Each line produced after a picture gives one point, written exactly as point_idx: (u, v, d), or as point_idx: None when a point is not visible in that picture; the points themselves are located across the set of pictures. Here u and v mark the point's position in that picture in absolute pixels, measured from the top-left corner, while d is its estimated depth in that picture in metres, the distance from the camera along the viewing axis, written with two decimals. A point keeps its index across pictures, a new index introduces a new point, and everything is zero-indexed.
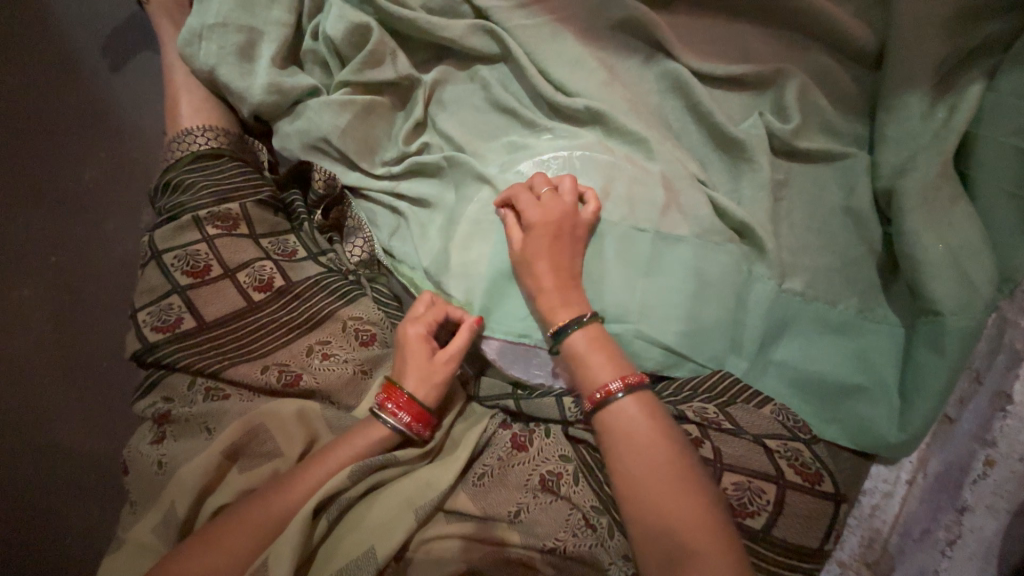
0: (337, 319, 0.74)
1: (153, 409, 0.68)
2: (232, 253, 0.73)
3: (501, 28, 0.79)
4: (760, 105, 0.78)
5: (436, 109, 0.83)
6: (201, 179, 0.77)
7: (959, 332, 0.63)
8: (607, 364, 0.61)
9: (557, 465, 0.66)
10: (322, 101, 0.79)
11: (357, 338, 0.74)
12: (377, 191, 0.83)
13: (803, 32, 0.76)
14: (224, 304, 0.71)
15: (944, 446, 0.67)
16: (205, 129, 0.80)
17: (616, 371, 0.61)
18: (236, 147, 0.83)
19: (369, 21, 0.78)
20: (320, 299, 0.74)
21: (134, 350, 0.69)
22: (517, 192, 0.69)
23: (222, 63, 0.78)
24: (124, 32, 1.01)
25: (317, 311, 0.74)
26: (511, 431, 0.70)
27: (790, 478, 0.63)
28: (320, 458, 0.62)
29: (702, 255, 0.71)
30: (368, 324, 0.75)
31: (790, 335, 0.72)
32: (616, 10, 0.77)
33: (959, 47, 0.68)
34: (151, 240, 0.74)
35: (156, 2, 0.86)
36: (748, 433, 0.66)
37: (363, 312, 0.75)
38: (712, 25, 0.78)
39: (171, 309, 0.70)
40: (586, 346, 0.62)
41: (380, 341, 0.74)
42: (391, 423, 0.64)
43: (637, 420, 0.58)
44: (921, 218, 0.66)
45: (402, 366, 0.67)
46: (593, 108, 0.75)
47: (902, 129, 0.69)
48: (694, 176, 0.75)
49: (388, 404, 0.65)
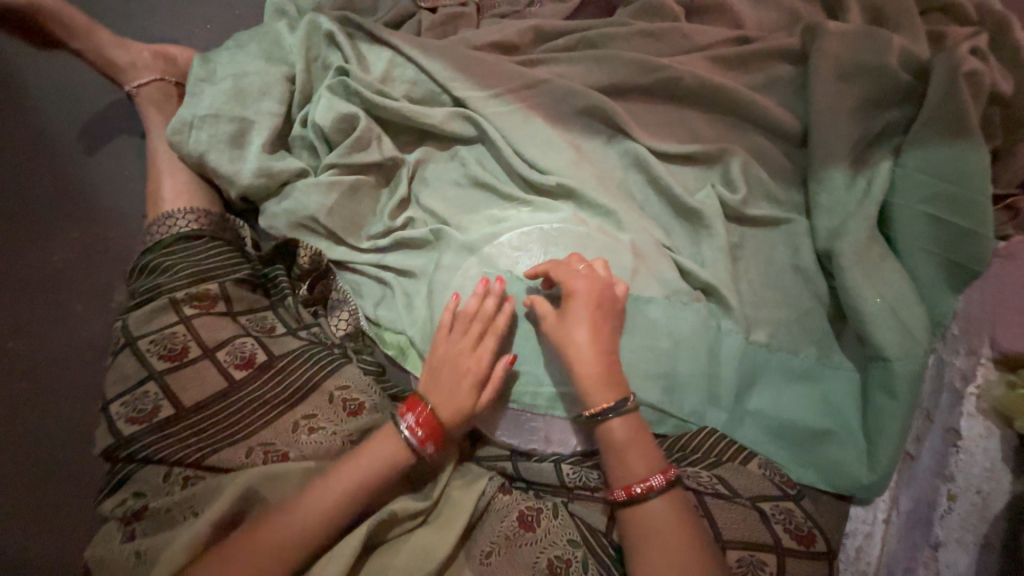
0: (324, 391, 0.73)
1: (123, 507, 0.63)
2: (211, 332, 0.72)
3: (478, 114, 0.87)
4: (711, 177, 0.88)
5: (419, 186, 0.88)
6: (182, 261, 0.77)
7: (906, 376, 0.70)
8: (644, 458, 0.63)
9: (566, 550, 0.63)
10: (310, 182, 0.83)
11: (346, 408, 0.72)
12: (364, 264, 0.86)
13: (740, 117, 0.88)
14: (204, 387, 0.69)
15: (910, 484, 0.73)
16: (186, 211, 0.81)
17: (653, 466, 0.62)
18: (220, 228, 0.84)
19: (357, 111, 0.84)
20: (305, 371, 0.73)
21: (105, 446, 0.65)
22: (553, 272, 0.71)
23: (212, 150, 0.82)
24: (102, 116, 1.02)
25: (301, 385, 0.72)
26: (520, 506, 0.68)
27: (788, 545, 0.64)
28: (350, 460, 0.64)
29: (674, 314, 0.76)
30: (355, 393, 0.73)
31: (761, 385, 0.77)
32: (579, 99, 0.87)
33: (866, 132, 0.81)
34: (124, 326, 0.73)
35: (145, 94, 0.90)
36: (743, 497, 0.68)
37: (348, 380, 0.74)
38: (664, 111, 0.90)
39: (147, 398, 0.67)
40: (626, 438, 0.64)
41: (369, 411, 0.73)
42: (404, 436, 0.65)
43: (668, 524, 0.59)
44: (858, 274, 0.74)
45: (429, 383, 0.69)
46: (565, 184, 0.83)
47: (832, 198, 0.80)
48: (660, 242, 0.82)
49: (407, 416, 0.66)
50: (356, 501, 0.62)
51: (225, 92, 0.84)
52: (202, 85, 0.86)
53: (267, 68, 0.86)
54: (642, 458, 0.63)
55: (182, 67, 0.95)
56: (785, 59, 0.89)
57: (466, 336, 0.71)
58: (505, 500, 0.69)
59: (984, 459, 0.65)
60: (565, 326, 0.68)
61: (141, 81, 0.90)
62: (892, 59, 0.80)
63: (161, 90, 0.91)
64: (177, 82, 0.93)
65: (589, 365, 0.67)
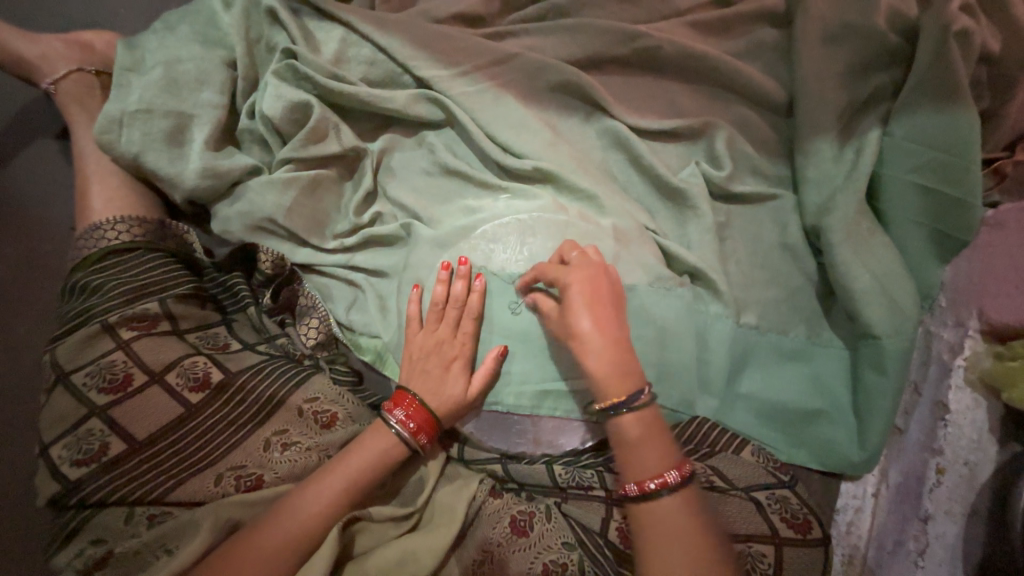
0: (291, 406, 0.69)
1: (83, 558, 0.57)
2: (155, 355, 0.67)
3: (444, 96, 0.80)
4: (695, 154, 0.83)
5: (386, 177, 0.82)
6: (116, 280, 0.70)
7: (896, 353, 0.69)
8: (659, 453, 0.60)
9: (561, 553, 0.62)
10: (264, 180, 0.76)
11: (317, 421, 0.69)
12: (331, 265, 0.80)
13: (723, 88, 0.83)
14: (153, 417, 0.64)
15: (899, 457, 0.73)
16: (115, 222, 0.74)
17: (669, 461, 0.59)
18: (160, 237, 0.77)
19: (309, 98, 0.76)
20: (266, 386, 0.69)
21: (50, 495, 0.60)
22: (542, 272, 0.67)
23: (148, 149, 0.74)
24: (19, 115, 0.90)
25: (266, 401, 0.68)
26: (512, 512, 0.65)
27: (784, 535, 0.64)
28: (343, 458, 0.62)
29: (661, 302, 0.73)
30: (327, 404, 0.70)
31: (751, 367, 0.75)
32: (552, 74, 0.81)
33: (853, 99, 0.77)
34: (54, 359, 0.66)
35: (65, 89, 0.80)
36: (738, 488, 0.68)
37: (317, 392, 0.70)
38: (643, 83, 0.84)
39: (91, 437, 0.62)
40: (639, 435, 0.61)
41: (342, 421, 0.69)
42: (397, 430, 0.64)
43: (681, 530, 0.56)
44: (848, 251, 0.72)
45: (412, 371, 0.67)
46: (542, 168, 0.77)
47: (820, 171, 0.76)
48: (645, 225, 0.78)
49: (396, 411, 0.65)
50: (351, 499, 0.61)
51: (157, 83, 0.74)
52: (129, 75, 0.76)
53: (202, 53, 0.77)
54: (655, 454, 0.60)
55: (106, 54, 0.84)
56: (767, 21, 0.83)
57: (448, 324, 0.68)
58: (497, 505, 0.67)
59: (970, 430, 0.66)
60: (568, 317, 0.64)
61: (58, 74, 0.80)
62: (880, 18, 0.75)
63: (84, 83, 0.82)
64: (101, 73, 0.83)
65: (601, 358, 0.62)
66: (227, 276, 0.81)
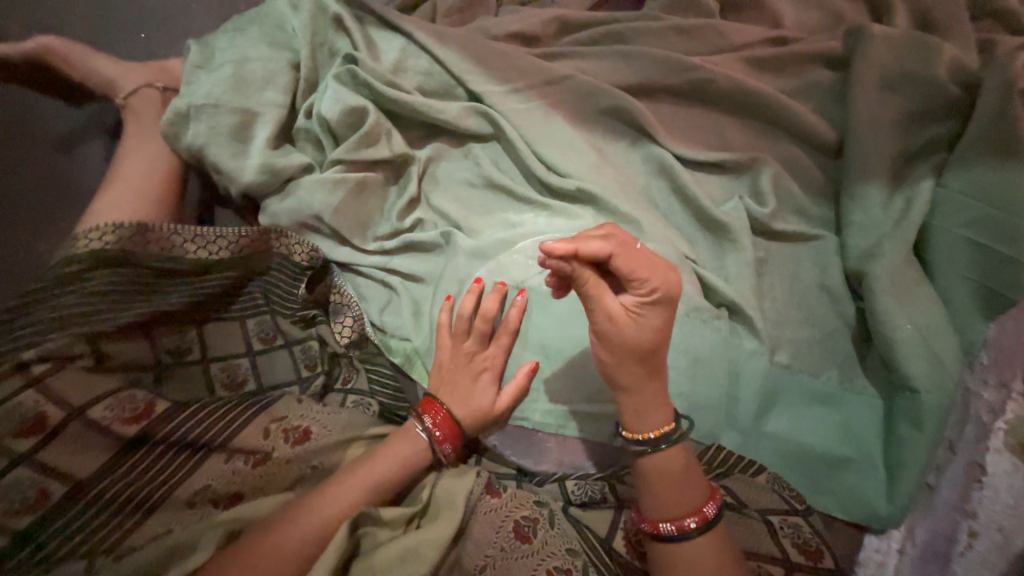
0: (258, 425, 0.68)
1: None
2: (81, 390, 0.60)
3: (494, 110, 0.82)
4: (739, 188, 0.83)
5: (430, 185, 0.84)
6: (66, 298, 0.64)
7: (935, 409, 0.67)
8: (688, 491, 0.62)
9: (565, 560, 0.62)
10: (315, 179, 0.78)
11: (288, 438, 0.68)
12: (369, 266, 0.82)
13: (772, 125, 0.84)
14: (81, 459, 0.58)
15: (926, 515, 0.70)
16: (91, 228, 0.69)
17: (691, 503, 0.61)
18: (139, 244, 0.70)
19: (365, 103, 0.78)
20: (216, 416, 0.66)
21: None
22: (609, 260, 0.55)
23: (211, 143, 0.77)
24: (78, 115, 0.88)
25: (231, 419, 0.67)
26: (516, 517, 0.65)
27: (797, 560, 0.66)
28: (369, 463, 0.64)
29: (694, 334, 0.72)
30: (297, 420, 0.69)
31: (780, 407, 0.74)
32: (603, 97, 0.82)
33: (906, 146, 0.77)
34: None
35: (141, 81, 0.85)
36: (750, 509, 0.70)
37: (285, 412, 0.70)
38: (690, 113, 0.85)
39: (18, 489, 0.53)
40: (676, 471, 0.62)
41: (315, 434, 0.69)
42: (425, 435, 0.66)
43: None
44: (890, 298, 0.71)
45: (442, 379, 0.69)
46: (586, 189, 0.78)
47: (866, 215, 0.76)
48: (684, 254, 0.78)
49: (426, 417, 0.67)
50: (364, 497, 0.62)
51: (224, 78, 0.78)
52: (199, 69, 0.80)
53: (269, 54, 0.80)
54: (688, 490, 0.62)
55: None
56: (823, 62, 0.84)
57: (477, 336, 0.69)
58: (495, 504, 0.66)
59: (1007, 495, 0.64)
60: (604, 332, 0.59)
61: (130, 91, 0.83)
62: (940, 69, 0.75)
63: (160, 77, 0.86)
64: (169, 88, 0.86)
65: (637, 393, 0.61)
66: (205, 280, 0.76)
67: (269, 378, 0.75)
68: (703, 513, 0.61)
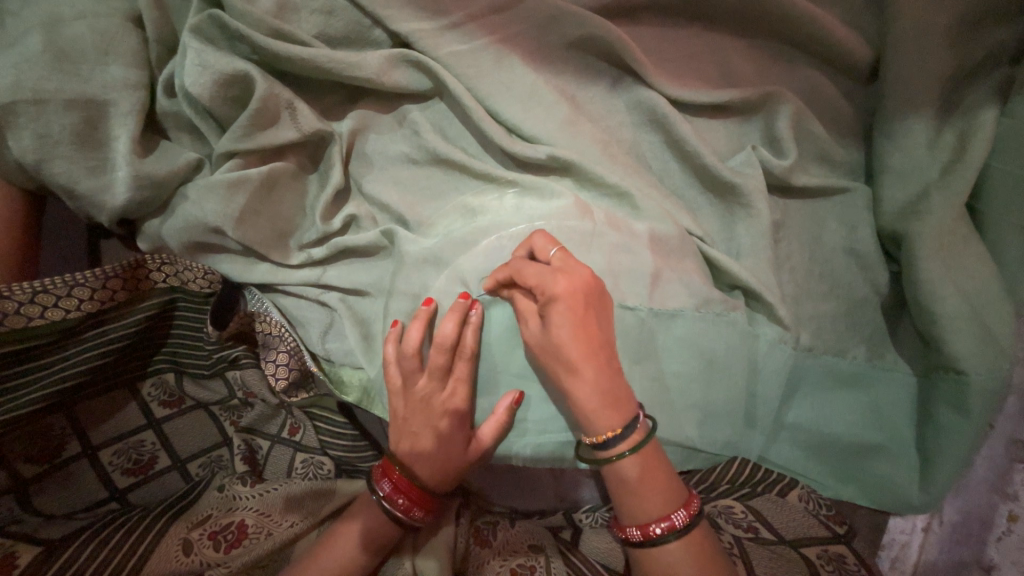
0: (175, 536, 0.53)
1: None
2: None
3: (428, 57, 0.60)
4: (748, 135, 0.66)
5: (361, 168, 0.64)
6: None
7: (986, 393, 0.58)
8: (547, 276, 0.51)
9: None
10: (205, 182, 0.59)
11: (218, 543, 0.53)
12: (298, 283, 0.64)
13: (788, 45, 0.65)
14: None
15: (960, 495, 0.64)
16: None
17: (545, 273, 0.51)
18: None
19: (248, 67, 0.57)
20: (113, 543, 0.51)
21: None
22: (515, 274, 0.53)
23: (12, 137, 0.54)
24: None
25: (139, 540, 0.51)
26: (508, 566, 0.55)
27: None
28: (332, 542, 0.53)
29: (704, 330, 0.60)
30: (227, 516, 0.55)
31: (801, 395, 0.64)
32: (571, 25, 0.61)
33: (964, 64, 0.60)
34: None
35: None
36: (784, 537, 0.60)
37: (208, 511, 0.56)
38: (686, 36, 0.65)
39: None
40: (534, 275, 0.51)
41: (253, 532, 0.54)
42: (382, 506, 0.55)
43: (570, 262, 0.52)
44: (937, 265, 0.59)
45: (396, 435, 0.57)
46: (560, 156, 0.60)
47: (907, 159, 0.61)
48: (687, 229, 0.63)
49: (383, 483, 0.56)
50: None
51: (27, 47, 0.54)
52: None
53: (89, 4, 0.57)
54: (524, 250, 0.55)
55: None
56: None
57: (433, 372, 0.55)
58: (488, 555, 0.57)
59: None
60: (557, 347, 0.51)
61: None
62: None
63: None
64: None
65: (568, 338, 0.51)
66: (80, 343, 0.57)
67: (186, 448, 0.62)
68: (554, 263, 0.53)
